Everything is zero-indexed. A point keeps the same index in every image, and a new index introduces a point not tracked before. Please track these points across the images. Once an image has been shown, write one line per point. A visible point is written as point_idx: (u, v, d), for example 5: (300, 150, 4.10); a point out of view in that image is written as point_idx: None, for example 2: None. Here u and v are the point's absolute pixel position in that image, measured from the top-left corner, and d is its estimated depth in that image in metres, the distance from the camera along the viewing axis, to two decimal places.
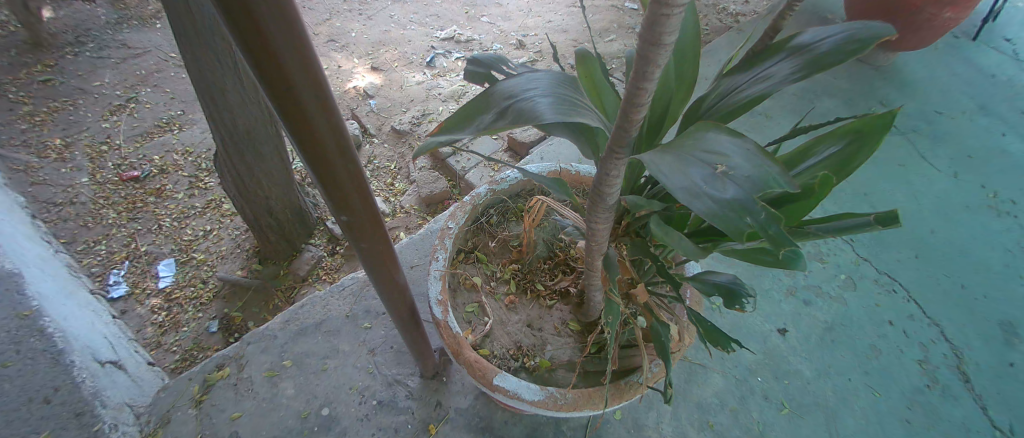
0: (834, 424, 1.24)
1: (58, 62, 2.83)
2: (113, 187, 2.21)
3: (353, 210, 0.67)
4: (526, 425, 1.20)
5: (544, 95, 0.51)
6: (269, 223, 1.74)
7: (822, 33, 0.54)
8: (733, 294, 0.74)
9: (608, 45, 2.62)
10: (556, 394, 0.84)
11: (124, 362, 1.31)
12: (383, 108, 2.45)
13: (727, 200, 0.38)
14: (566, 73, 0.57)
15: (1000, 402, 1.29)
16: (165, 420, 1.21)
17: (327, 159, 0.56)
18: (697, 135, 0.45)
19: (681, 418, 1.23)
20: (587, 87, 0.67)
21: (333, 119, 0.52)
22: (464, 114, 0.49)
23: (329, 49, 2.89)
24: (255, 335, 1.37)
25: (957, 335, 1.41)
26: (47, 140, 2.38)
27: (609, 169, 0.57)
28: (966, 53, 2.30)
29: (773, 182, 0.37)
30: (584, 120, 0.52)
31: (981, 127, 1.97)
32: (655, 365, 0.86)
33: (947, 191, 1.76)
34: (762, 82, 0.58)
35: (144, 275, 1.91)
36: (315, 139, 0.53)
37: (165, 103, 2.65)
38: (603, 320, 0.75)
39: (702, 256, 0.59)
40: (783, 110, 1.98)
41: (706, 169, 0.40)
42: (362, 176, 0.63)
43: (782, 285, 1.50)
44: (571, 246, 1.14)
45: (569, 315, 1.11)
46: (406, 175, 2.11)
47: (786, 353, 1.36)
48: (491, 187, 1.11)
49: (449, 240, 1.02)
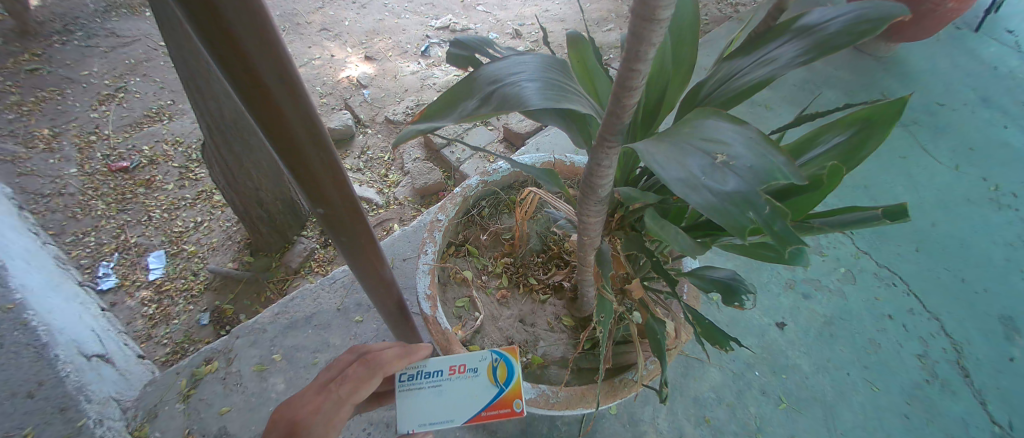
0: (833, 419, 1.22)
1: (46, 51, 2.77)
2: (102, 178, 2.16)
3: (329, 201, 0.63)
4: (520, 420, 1.18)
5: (530, 80, 0.47)
6: (259, 215, 1.70)
7: (830, 13, 0.50)
8: (732, 290, 0.71)
9: (605, 34, 2.57)
10: (547, 392, 0.82)
11: (112, 356, 1.30)
12: (377, 98, 2.41)
13: (728, 192, 0.35)
14: (557, 57, 0.54)
15: (999, 397, 1.28)
16: (152, 415, 1.19)
17: (298, 149, 0.53)
18: (695, 122, 0.42)
19: (677, 413, 1.21)
20: (579, 73, 0.64)
21: (302, 105, 0.49)
22: (447, 99, 0.46)
23: (321, 38, 2.84)
24: (244, 328, 1.34)
25: (957, 329, 1.39)
26: (35, 130, 2.34)
27: (601, 158, 0.53)
28: (968, 45, 2.26)
29: (776, 172, 0.34)
30: (574, 107, 0.49)
31: (983, 120, 1.94)
32: (650, 362, 0.83)
33: (948, 183, 1.74)
34: (766, 66, 0.55)
35: (134, 267, 1.88)
36: (285, 128, 0.49)
37: (155, 92, 2.60)
38: (596, 319, 0.73)
39: (700, 252, 0.56)
40: (783, 101, 1.95)
41: (704, 159, 0.37)
42: (338, 166, 0.60)
43: (781, 279, 1.48)
44: (565, 239, 1.12)
45: (563, 310, 1.09)
46: (400, 166, 2.07)
47: (784, 347, 1.34)
48: (483, 179, 1.08)
49: (439, 233, 0.99)
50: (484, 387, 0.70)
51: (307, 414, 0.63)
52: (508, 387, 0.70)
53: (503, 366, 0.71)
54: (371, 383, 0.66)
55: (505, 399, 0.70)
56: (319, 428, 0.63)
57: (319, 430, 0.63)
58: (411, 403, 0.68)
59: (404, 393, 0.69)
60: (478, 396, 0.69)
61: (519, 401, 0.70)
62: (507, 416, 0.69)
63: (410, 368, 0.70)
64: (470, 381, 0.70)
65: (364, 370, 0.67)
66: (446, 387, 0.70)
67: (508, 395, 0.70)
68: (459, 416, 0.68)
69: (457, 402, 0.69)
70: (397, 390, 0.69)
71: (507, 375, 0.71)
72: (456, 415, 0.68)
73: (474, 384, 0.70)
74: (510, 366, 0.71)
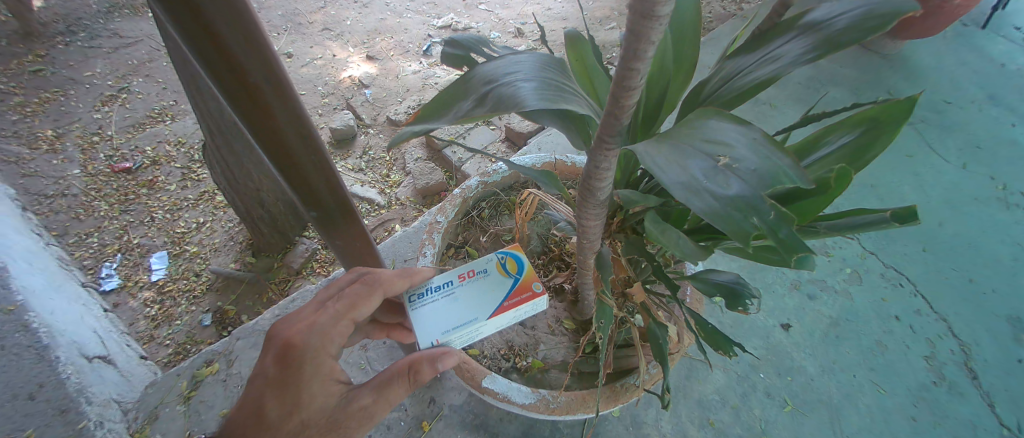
0: (839, 422, 1.20)
1: (49, 52, 2.78)
2: (105, 179, 2.17)
3: (321, 200, 0.64)
4: (522, 422, 1.17)
5: (527, 80, 0.46)
6: (261, 216, 1.69)
7: (837, 8, 0.49)
8: (736, 295, 0.70)
9: (608, 32, 2.55)
10: (548, 397, 0.81)
11: (114, 357, 1.30)
12: (379, 97, 2.40)
13: (730, 197, 0.34)
14: (554, 56, 0.53)
15: (1008, 400, 1.26)
16: (152, 417, 1.19)
17: (289, 150, 0.53)
18: (697, 123, 0.41)
19: (681, 415, 1.20)
20: (578, 72, 0.63)
21: (291, 105, 0.49)
22: (441, 100, 0.45)
23: (323, 38, 2.83)
24: (245, 330, 1.34)
25: (964, 330, 1.37)
26: (38, 131, 2.35)
27: (599, 161, 0.52)
28: (975, 42, 2.22)
29: (782, 177, 0.33)
30: (571, 107, 0.47)
31: (991, 118, 1.91)
32: (652, 367, 0.83)
33: (955, 182, 1.71)
34: (770, 65, 0.53)
35: (137, 268, 1.88)
36: (274, 128, 0.50)
37: (158, 93, 2.60)
38: (595, 324, 0.72)
39: (702, 257, 0.54)
40: (787, 100, 1.93)
41: (706, 161, 0.36)
42: (331, 169, 0.60)
43: (786, 279, 1.46)
44: (566, 240, 1.11)
45: (563, 313, 1.08)
46: (401, 166, 2.06)
47: (789, 349, 1.32)
48: (483, 180, 1.07)
49: (438, 235, 0.98)
50: (498, 281, 0.71)
51: (301, 330, 0.63)
52: (521, 277, 0.72)
53: (511, 261, 0.73)
54: (372, 303, 0.67)
55: (522, 286, 0.71)
56: (315, 341, 0.62)
57: (314, 342, 0.62)
58: (428, 315, 0.68)
59: (419, 310, 0.69)
60: (495, 290, 0.70)
61: (536, 283, 0.72)
62: (529, 300, 0.70)
63: (419, 289, 0.70)
64: (483, 280, 0.71)
65: (363, 288, 0.67)
66: (461, 294, 0.70)
67: (524, 282, 0.71)
68: (482, 312, 0.68)
69: (477, 300, 0.69)
70: (411, 310, 0.69)
71: (518, 267, 0.72)
72: (478, 313, 0.69)
73: (488, 281, 0.71)
74: (518, 259, 0.73)
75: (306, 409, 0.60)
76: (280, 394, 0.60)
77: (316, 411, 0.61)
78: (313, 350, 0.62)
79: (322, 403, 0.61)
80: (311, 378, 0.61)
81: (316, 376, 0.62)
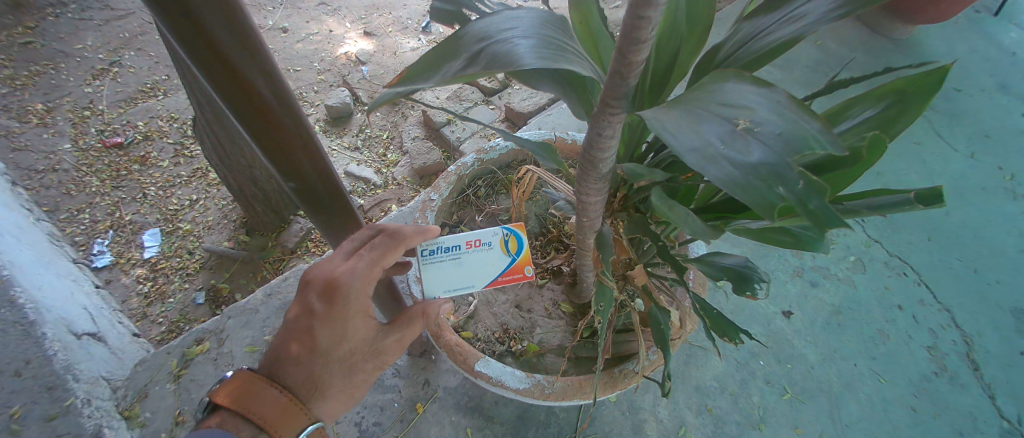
0: (837, 411, 1.19)
1: (40, 24, 2.70)
2: (96, 154, 2.13)
3: (302, 172, 0.61)
4: (517, 406, 1.16)
5: (524, 37, 0.42)
6: (253, 194, 1.64)
7: None
8: (744, 279, 0.67)
9: (614, 10, 2.46)
10: (543, 382, 0.79)
11: (104, 334, 1.28)
12: (376, 75, 2.33)
13: (752, 164, 0.30)
14: (554, 12, 0.48)
15: (1009, 392, 1.24)
16: (141, 395, 1.18)
17: (265, 111, 0.49)
18: (711, 87, 0.37)
19: (679, 402, 1.18)
20: (581, 35, 0.59)
21: (261, 60, 0.45)
22: (433, 59, 0.41)
23: (320, 12, 2.75)
24: (236, 309, 1.31)
25: (968, 321, 1.35)
26: (28, 104, 2.30)
27: (602, 128, 0.48)
28: (988, 28, 2.15)
29: (811, 141, 0.29)
30: (572, 67, 0.43)
31: (1001, 105, 1.86)
32: (653, 352, 0.80)
33: (963, 172, 1.67)
34: (794, 24, 0.49)
35: (129, 245, 1.86)
36: (242, 85, 0.46)
37: (150, 67, 2.53)
38: (594, 307, 0.70)
39: (713, 237, 0.51)
40: (795, 83, 1.88)
41: (722, 126, 0.32)
42: (311, 132, 0.57)
43: (789, 266, 1.43)
44: (564, 221, 1.08)
45: (561, 296, 1.05)
46: (398, 145, 2.01)
47: (789, 336, 1.30)
48: (479, 157, 1.04)
49: (431, 214, 0.94)
50: (497, 258, 0.73)
51: (342, 272, 0.61)
52: (519, 257, 0.74)
53: (513, 240, 0.73)
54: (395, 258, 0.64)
55: (517, 267, 0.74)
56: (357, 283, 0.61)
57: (357, 286, 0.61)
58: (435, 275, 0.71)
59: (427, 266, 0.71)
60: (493, 265, 0.73)
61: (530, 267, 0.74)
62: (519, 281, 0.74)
63: (428, 245, 0.70)
64: (484, 253, 0.73)
65: (387, 240, 0.64)
66: (467, 259, 0.72)
67: (519, 263, 0.74)
68: (480, 281, 0.73)
69: (474, 273, 0.72)
70: (419, 263, 0.71)
71: (518, 246, 0.74)
72: (475, 280, 0.73)
73: (489, 256, 0.73)
74: (520, 239, 0.74)
75: (353, 339, 0.63)
76: (328, 328, 0.61)
77: (359, 342, 0.63)
78: (355, 293, 0.61)
79: (364, 334, 0.64)
80: (354, 316, 0.62)
81: (359, 312, 0.62)
